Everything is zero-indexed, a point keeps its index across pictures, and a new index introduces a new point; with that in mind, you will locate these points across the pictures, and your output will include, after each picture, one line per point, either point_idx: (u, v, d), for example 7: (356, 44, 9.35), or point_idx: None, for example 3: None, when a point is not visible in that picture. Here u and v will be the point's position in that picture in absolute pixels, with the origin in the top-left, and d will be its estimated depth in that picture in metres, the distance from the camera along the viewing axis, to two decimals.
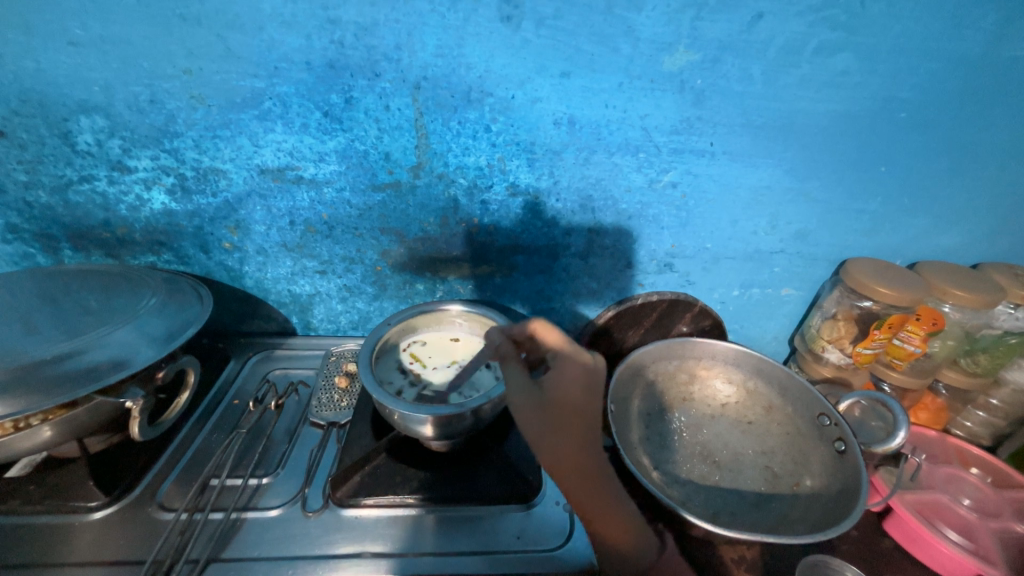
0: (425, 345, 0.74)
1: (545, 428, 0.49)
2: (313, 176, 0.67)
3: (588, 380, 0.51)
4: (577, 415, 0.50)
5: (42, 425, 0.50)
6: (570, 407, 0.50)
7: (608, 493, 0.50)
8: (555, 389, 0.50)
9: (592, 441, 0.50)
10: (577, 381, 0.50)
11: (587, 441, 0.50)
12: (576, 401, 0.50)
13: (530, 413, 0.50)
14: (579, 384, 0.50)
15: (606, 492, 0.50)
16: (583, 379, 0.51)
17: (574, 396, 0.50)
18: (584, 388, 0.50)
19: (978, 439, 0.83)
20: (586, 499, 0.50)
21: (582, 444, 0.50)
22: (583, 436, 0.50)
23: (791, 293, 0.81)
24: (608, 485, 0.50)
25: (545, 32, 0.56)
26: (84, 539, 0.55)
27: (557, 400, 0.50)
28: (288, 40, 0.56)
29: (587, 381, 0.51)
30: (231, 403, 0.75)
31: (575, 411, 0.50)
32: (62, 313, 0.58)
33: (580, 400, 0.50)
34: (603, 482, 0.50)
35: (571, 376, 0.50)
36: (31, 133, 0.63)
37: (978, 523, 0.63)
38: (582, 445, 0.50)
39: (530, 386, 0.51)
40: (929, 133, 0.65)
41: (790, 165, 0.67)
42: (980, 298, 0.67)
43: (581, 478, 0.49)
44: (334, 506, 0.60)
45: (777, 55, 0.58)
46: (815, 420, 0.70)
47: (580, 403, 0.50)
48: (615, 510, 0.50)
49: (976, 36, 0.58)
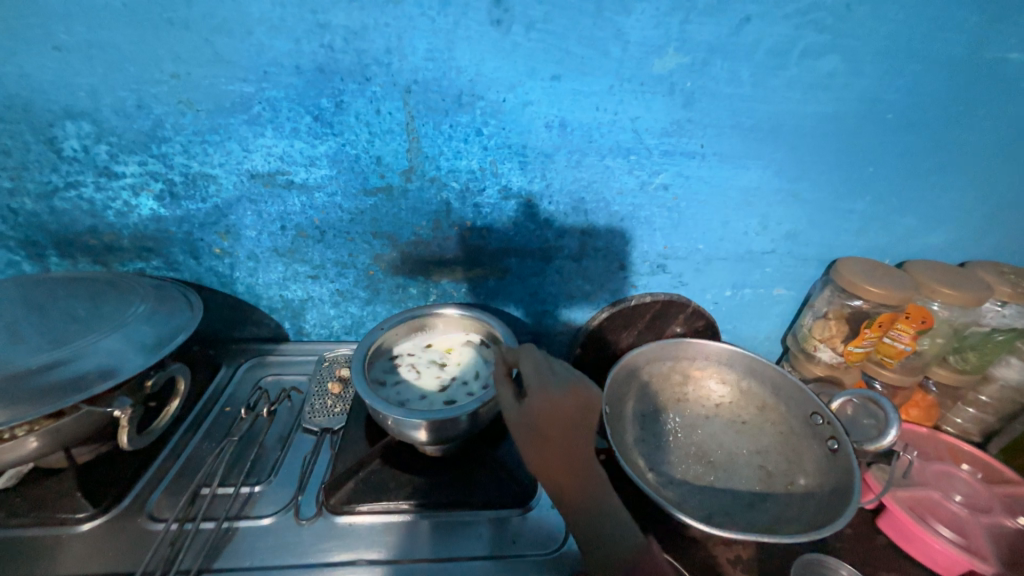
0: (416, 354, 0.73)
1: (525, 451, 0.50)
2: (304, 181, 0.66)
3: (558, 409, 0.50)
4: (552, 441, 0.49)
5: (28, 436, 0.49)
6: (544, 434, 0.49)
7: (595, 510, 0.49)
8: (528, 417, 0.50)
9: (571, 462, 0.50)
10: (547, 411, 0.49)
11: (568, 463, 0.49)
12: (551, 429, 0.49)
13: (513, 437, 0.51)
14: (547, 413, 0.49)
15: (592, 510, 0.49)
16: (553, 407, 0.49)
17: (547, 424, 0.49)
18: (556, 415, 0.50)
19: (969, 435, 0.84)
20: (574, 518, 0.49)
21: (561, 466, 0.49)
22: (558, 459, 0.49)
23: (782, 293, 0.82)
24: (594, 503, 0.49)
25: (535, 35, 0.56)
26: (72, 551, 0.54)
27: (530, 427, 0.50)
28: (277, 44, 0.56)
29: (557, 409, 0.50)
30: (222, 411, 0.74)
31: (550, 438, 0.49)
32: (48, 321, 0.57)
33: (553, 427, 0.49)
34: (589, 500, 0.49)
35: (539, 407, 0.50)
36: (15, 140, 0.62)
37: (969, 518, 0.63)
38: (560, 467, 0.49)
39: (509, 412, 0.52)
40: (914, 134, 0.66)
41: (779, 166, 0.68)
42: (966, 296, 0.68)
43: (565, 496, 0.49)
44: (328, 514, 0.59)
45: (764, 58, 0.59)
46: (808, 418, 0.71)
47: (554, 430, 0.49)
48: (602, 528, 0.48)
49: (958, 38, 0.59)
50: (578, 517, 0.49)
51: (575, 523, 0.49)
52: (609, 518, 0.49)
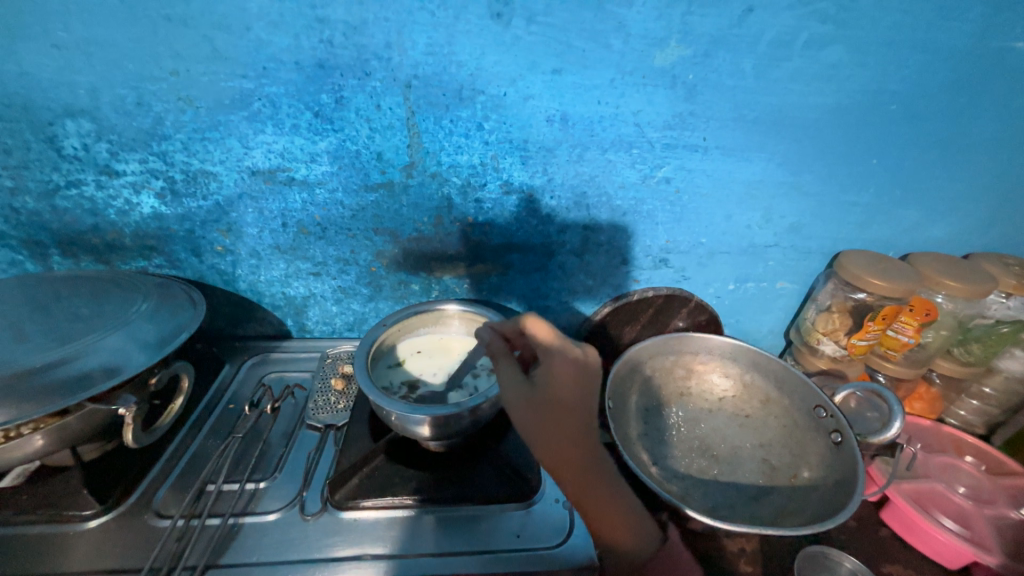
0: (411, 360, 0.72)
1: (542, 425, 0.49)
2: (305, 178, 0.66)
3: (578, 376, 0.51)
4: (574, 408, 0.50)
5: (34, 433, 0.49)
6: (563, 405, 0.49)
7: (613, 481, 0.50)
8: (547, 385, 0.50)
9: (582, 434, 0.50)
10: (570, 378, 0.51)
11: (585, 432, 0.50)
12: (570, 397, 0.50)
13: (522, 412, 0.49)
14: (568, 380, 0.50)
15: (609, 490, 0.49)
16: (574, 374, 0.51)
17: (567, 391, 0.50)
18: (577, 383, 0.51)
19: (972, 428, 0.84)
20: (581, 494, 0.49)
21: (581, 437, 0.49)
22: (575, 434, 0.49)
23: (785, 287, 0.82)
24: (610, 477, 0.50)
25: (535, 28, 0.56)
26: (79, 548, 0.55)
27: (548, 395, 0.49)
28: (276, 40, 0.56)
29: (580, 375, 0.51)
30: (226, 408, 0.74)
31: (569, 407, 0.50)
32: (52, 321, 0.57)
33: (573, 392, 0.50)
34: (604, 473, 0.50)
35: (561, 372, 0.50)
36: (16, 138, 0.62)
37: (973, 510, 0.64)
38: (577, 435, 0.49)
39: (520, 383, 0.50)
40: (919, 125, 0.65)
41: (782, 158, 0.67)
42: (971, 287, 0.68)
43: (581, 469, 0.49)
44: (333, 509, 0.59)
45: (767, 50, 0.58)
46: (812, 412, 0.71)
47: (576, 397, 0.50)
48: (614, 508, 0.49)
49: (964, 27, 0.58)
50: (593, 495, 0.49)
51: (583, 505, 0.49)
52: (622, 499, 0.49)
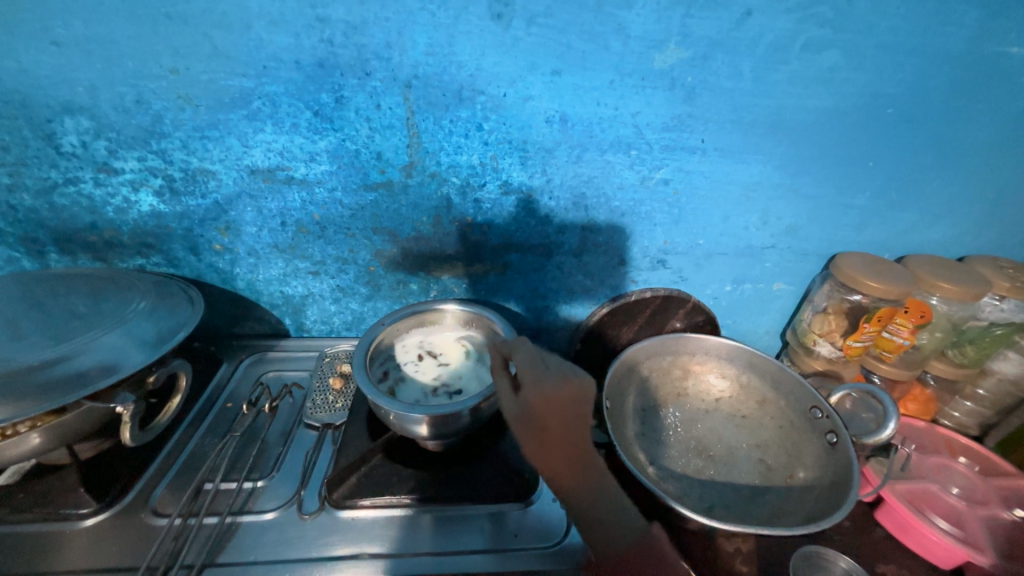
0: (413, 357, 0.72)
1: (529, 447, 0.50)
2: (304, 176, 0.66)
3: (556, 401, 0.49)
4: (555, 432, 0.49)
5: (31, 432, 0.49)
6: (544, 429, 0.49)
7: (602, 491, 0.50)
8: (527, 411, 0.50)
9: (567, 450, 0.49)
10: (547, 403, 0.49)
11: (573, 449, 0.50)
12: (550, 422, 0.49)
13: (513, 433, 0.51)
14: (543, 402, 0.49)
15: (597, 498, 0.50)
16: (551, 399, 0.49)
17: (546, 416, 0.49)
18: (555, 408, 0.49)
19: (966, 429, 0.85)
20: (577, 503, 0.50)
21: (567, 458, 0.49)
22: (560, 456, 0.49)
23: (782, 288, 0.82)
24: (599, 491, 0.50)
25: (536, 30, 0.56)
26: (76, 546, 0.55)
27: (527, 417, 0.50)
28: (276, 39, 0.56)
29: (559, 400, 0.49)
30: (224, 406, 0.74)
31: (551, 430, 0.49)
32: (49, 319, 0.57)
33: (552, 417, 0.49)
34: (593, 488, 0.50)
35: (535, 395, 0.50)
36: (14, 135, 0.62)
37: (967, 511, 0.64)
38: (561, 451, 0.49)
39: (507, 407, 0.52)
40: (913, 129, 0.66)
41: (780, 161, 0.68)
42: (965, 290, 0.68)
43: (569, 485, 0.49)
44: (331, 508, 0.59)
45: (766, 52, 0.58)
46: (808, 412, 0.71)
47: (556, 422, 0.49)
48: (610, 511, 0.49)
49: (959, 32, 0.59)
50: (584, 505, 0.50)
51: (580, 512, 0.50)
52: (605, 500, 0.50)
